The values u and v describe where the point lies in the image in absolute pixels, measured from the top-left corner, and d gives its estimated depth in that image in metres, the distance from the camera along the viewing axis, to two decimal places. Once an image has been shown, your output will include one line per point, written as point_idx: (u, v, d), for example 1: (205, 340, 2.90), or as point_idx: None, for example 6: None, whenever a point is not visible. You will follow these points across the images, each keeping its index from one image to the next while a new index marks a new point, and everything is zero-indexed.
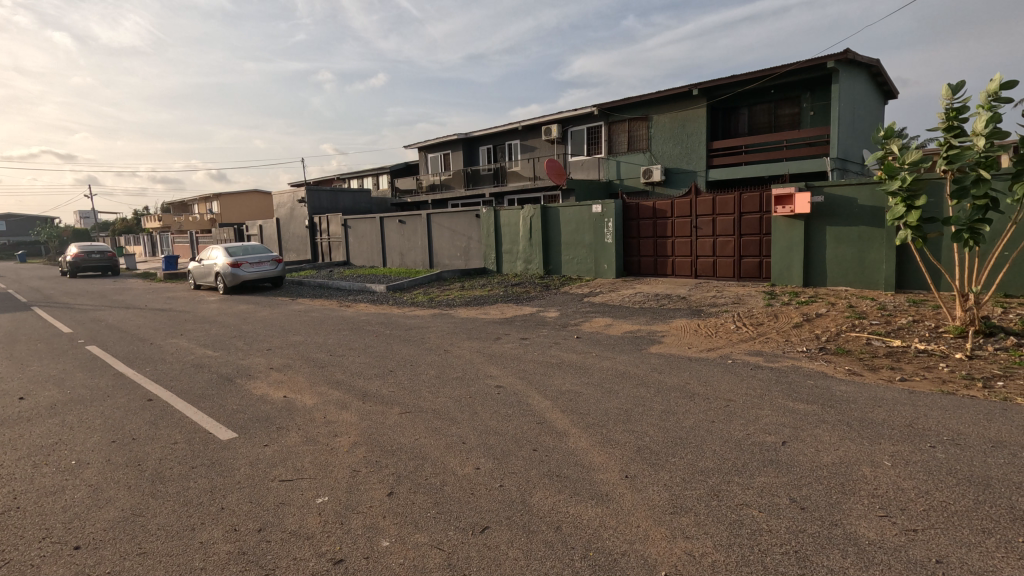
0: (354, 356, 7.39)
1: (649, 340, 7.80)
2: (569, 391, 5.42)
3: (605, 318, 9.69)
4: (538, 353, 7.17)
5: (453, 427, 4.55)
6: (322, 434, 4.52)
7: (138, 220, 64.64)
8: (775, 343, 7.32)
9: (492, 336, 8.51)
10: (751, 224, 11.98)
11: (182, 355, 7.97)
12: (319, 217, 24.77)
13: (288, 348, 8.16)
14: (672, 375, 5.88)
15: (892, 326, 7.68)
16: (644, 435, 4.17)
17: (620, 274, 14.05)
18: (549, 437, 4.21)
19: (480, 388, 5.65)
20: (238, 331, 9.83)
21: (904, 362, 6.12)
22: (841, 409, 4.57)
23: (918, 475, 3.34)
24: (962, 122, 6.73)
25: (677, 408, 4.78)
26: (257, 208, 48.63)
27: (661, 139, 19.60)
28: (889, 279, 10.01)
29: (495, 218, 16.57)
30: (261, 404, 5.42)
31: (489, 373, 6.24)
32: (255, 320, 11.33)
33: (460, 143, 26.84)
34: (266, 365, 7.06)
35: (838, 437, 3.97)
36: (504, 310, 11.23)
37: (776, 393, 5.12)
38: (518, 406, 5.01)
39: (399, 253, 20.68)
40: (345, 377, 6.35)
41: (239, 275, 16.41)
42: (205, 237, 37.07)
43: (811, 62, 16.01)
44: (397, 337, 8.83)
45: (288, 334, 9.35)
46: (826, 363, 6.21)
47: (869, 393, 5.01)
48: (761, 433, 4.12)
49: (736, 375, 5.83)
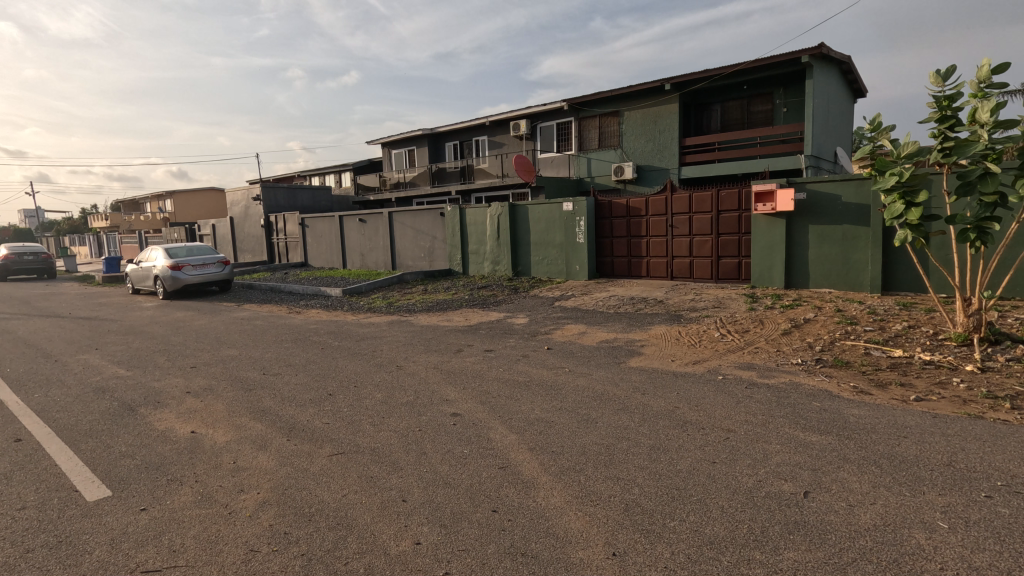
0: (291, 376, 6.36)
1: (627, 351, 7.00)
2: (540, 421, 4.54)
3: (579, 325, 8.86)
4: (504, 369, 6.27)
5: (393, 476, 3.62)
6: (225, 489, 3.54)
7: (84, 220, 61.22)
8: (765, 354, 6.59)
9: (452, 348, 7.57)
10: (729, 223, 11.35)
11: (88, 375, 6.80)
12: (274, 216, 23.36)
13: (217, 365, 7.06)
14: (657, 397, 5.04)
15: (889, 333, 7.07)
16: (634, 486, 3.32)
17: (592, 276, 13.30)
18: (514, 490, 3.33)
19: (433, 418, 4.72)
20: (164, 344, 8.65)
21: (913, 377, 5.45)
22: (863, 442, 3.81)
23: (989, 546, 2.57)
24: (955, 112, 6.24)
25: (669, 443, 3.95)
26: (212, 206, 46.28)
27: (633, 136, 18.99)
28: (875, 280, 9.48)
29: (460, 217, 15.65)
30: (158, 444, 4.36)
31: (445, 397, 5.31)
32: (188, 330, 10.10)
33: (425, 138, 25.76)
34: (182, 389, 5.97)
35: (870, 484, 3.22)
36: (468, 317, 10.29)
37: (782, 420, 4.35)
38: (476, 443, 4.10)
39: (360, 254, 19.54)
40: (273, 404, 5.33)
41: (180, 278, 15.05)
42: (154, 237, 34.93)
43: (784, 56, 15.58)
44: (346, 350, 7.80)
45: (222, 348, 8.22)
46: (827, 379, 5.50)
47: (888, 419, 4.28)
48: (775, 479, 3.34)
49: (732, 396, 5.05)
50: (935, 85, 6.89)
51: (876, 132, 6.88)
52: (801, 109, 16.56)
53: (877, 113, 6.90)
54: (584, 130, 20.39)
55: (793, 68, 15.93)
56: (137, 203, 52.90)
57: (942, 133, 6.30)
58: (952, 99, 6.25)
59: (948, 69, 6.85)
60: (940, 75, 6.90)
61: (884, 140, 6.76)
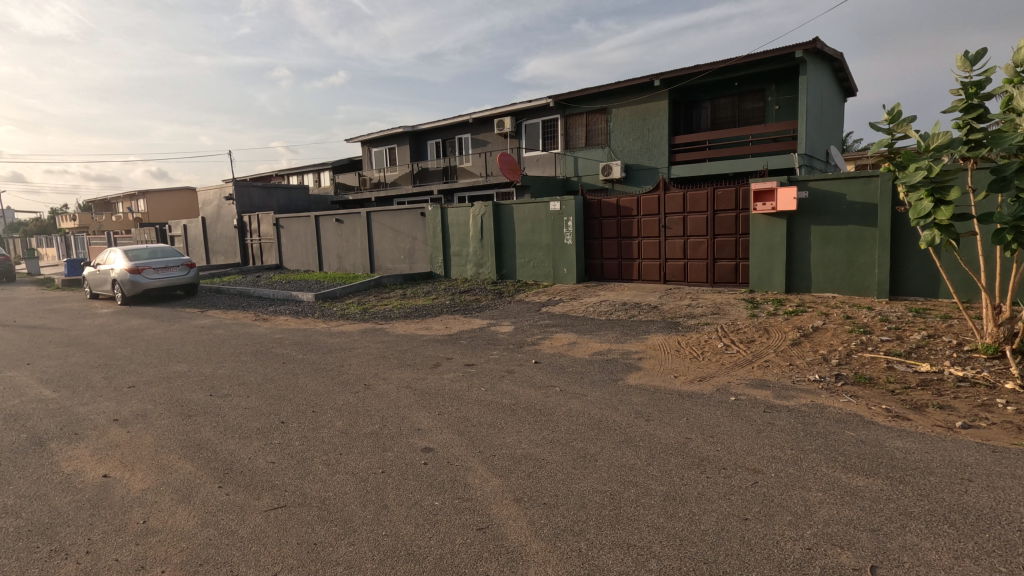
0: (242, 399, 5.52)
1: (624, 366, 6.29)
2: (528, 459, 3.78)
3: (568, 335, 8.12)
4: (485, 389, 5.49)
5: (342, 544, 2.83)
6: (121, 565, 2.72)
7: (53, 221, 59.21)
8: (778, 368, 5.90)
9: (428, 362, 6.79)
10: (726, 223, 10.71)
11: (6, 398, 5.90)
12: (248, 216, 22.32)
13: (159, 384, 6.20)
14: (663, 425, 4.32)
15: (910, 343, 6.43)
16: (650, 561, 2.57)
17: (581, 279, 12.61)
18: (496, 569, 2.57)
19: (400, 456, 3.95)
20: (107, 358, 7.73)
21: (951, 398, 4.80)
22: (922, 489, 3.13)
23: None
24: (982, 100, 5.70)
25: (686, 491, 3.23)
26: (186, 206, 44.80)
27: (621, 134, 18.36)
28: (882, 285, 8.90)
29: (441, 217, 14.86)
30: (55, 495, 3.52)
31: (416, 425, 4.53)
32: (139, 340, 9.15)
33: (406, 136, 24.88)
34: (110, 416, 5.11)
35: (950, 555, 2.52)
36: (449, 325, 9.48)
37: (816, 456, 3.66)
38: (450, 493, 3.35)
39: (336, 255, 18.62)
40: (212, 436, 4.51)
41: (140, 282, 14.01)
42: (123, 238, 33.52)
43: (778, 52, 15.02)
44: (310, 365, 6.95)
45: (172, 362, 7.33)
46: (853, 400, 4.84)
47: (942, 454, 3.61)
48: (828, 547, 2.63)
49: (749, 423, 4.33)
50: (962, 69, 6.41)
51: (894, 123, 6.28)
52: (794, 107, 16.05)
53: (895, 103, 6.30)
54: (570, 128, 19.74)
55: (787, 64, 15.39)
56: (109, 203, 51.03)
57: (968, 124, 5.77)
58: (979, 86, 5.73)
59: (977, 53, 6.32)
60: (968, 58, 6.38)
61: (905, 132, 6.16)
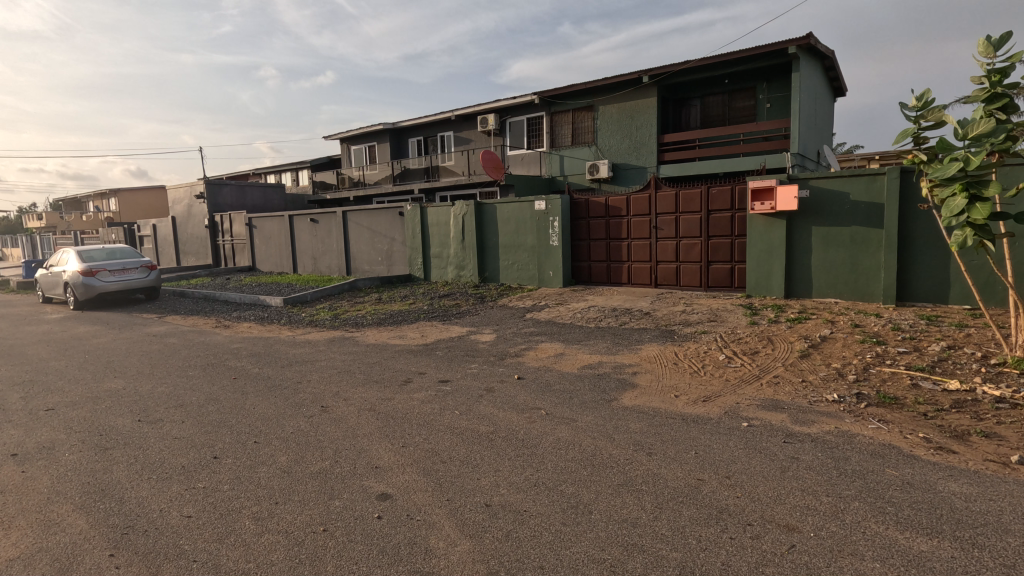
0: (174, 427, 4.69)
1: (618, 382, 5.59)
2: (508, 511, 3.05)
3: (555, 345, 7.41)
4: (459, 413, 4.73)
5: None
6: None
7: (21, 221, 57.01)
8: (790, 386, 5.23)
9: (397, 378, 6.01)
10: (721, 224, 10.10)
11: None
12: (219, 216, 21.29)
13: (82, 407, 5.33)
14: (669, 463, 3.60)
15: (931, 356, 5.82)
16: None
17: (567, 283, 11.93)
18: None
19: (347, 507, 3.18)
20: (32, 374, 6.78)
21: (995, 424, 4.16)
22: (1009, 560, 2.45)
23: None
24: (1008, 88, 5.15)
25: (710, 564, 2.50)
26: (160, 205, 43.20)
27: (608, 132, 17.76)
28: (889, 291, 8.36)
29: (421, 216, 14.08)
30: None
31: (374, 463, 3.78)
32: (77, 351, 8.22)
33: (386, 134, 24.04)
34: (7, 452, 4.25)
35: None
36: (424, 334, 8.69)
37: (864, 507, 2.97)
38: (406, 564, 2.60)
39: (311, 257, 17.73)
40: (121, 479, 3.68)
41: (93, 285, 12.99)
42: (89, 237, 32.06)
43: (771, 47, 14.49)
44: (263, 382, 6.13)
45: (106, 379, 6.44)
46: (883, 427, 4.18)
47: (1011, 503, 2.96)
48: None
49: (770, 459, 3.64)
50: (983, 56, 5.85)
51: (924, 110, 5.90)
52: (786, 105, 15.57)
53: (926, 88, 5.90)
54: (556, 126, 19.07)
55: (779, 60, 14.91)
56: (79, 202, 49.15)
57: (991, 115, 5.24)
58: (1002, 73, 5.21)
59: (1000, 37, 5.74)
60: (992, 44, 5.81)
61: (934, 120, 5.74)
